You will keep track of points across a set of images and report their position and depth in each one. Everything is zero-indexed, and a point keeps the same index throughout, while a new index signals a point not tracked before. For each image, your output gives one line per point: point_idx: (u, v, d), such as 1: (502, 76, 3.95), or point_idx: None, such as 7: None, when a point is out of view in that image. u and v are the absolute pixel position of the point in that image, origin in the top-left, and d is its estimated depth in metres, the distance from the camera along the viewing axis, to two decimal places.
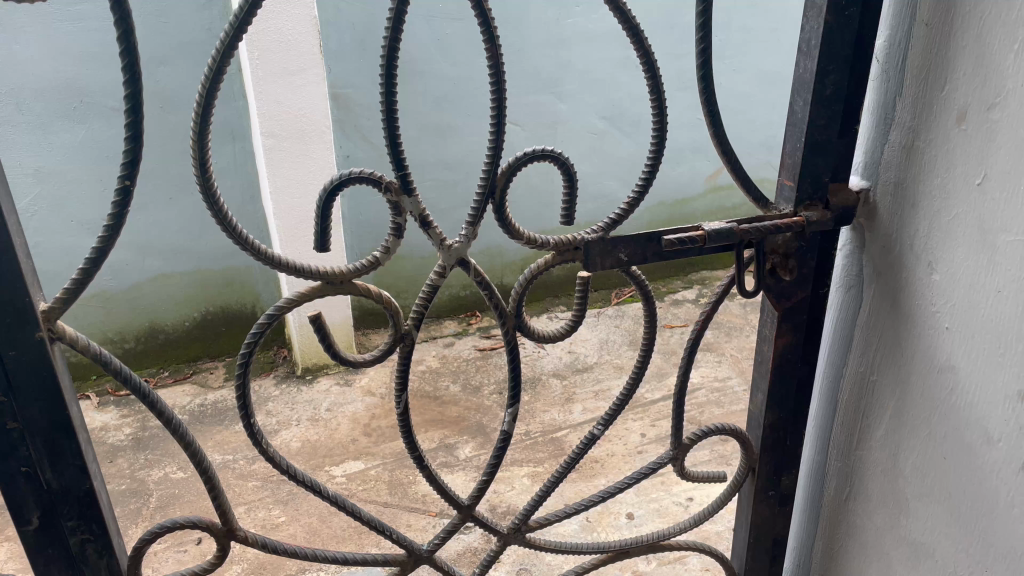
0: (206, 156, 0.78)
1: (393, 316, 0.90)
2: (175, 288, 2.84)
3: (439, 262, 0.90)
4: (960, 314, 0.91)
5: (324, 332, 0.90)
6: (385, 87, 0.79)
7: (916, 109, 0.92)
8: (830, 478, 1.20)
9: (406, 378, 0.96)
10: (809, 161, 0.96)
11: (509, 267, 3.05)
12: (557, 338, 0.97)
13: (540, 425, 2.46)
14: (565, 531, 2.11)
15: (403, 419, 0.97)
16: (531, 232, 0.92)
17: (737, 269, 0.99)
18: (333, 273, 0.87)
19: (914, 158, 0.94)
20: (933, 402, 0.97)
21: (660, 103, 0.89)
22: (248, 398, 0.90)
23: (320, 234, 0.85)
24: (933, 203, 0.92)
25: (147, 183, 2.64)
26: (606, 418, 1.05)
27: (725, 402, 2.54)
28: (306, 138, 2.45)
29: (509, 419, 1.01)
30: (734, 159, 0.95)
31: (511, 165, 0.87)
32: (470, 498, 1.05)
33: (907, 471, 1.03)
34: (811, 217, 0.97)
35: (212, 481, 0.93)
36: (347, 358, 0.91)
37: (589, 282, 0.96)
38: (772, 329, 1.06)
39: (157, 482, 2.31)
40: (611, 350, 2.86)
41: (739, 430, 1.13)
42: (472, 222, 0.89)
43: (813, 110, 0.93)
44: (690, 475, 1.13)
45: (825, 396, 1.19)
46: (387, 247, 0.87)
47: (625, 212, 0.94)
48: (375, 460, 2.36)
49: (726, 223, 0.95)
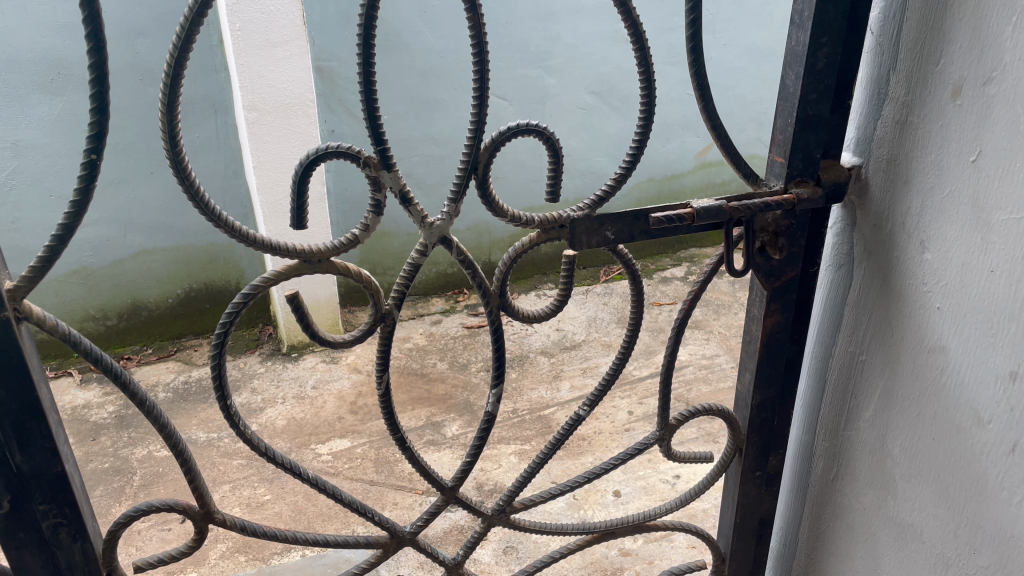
0: (176, 129, 0.75)
1: (373, 295, 0.88)
2: (157, 265, 2.79)
3: (421, 240, 0.87)
4: (953, 293, 0.89)
5: (302, 312, 0.87)
6: (362, 59, 0.76)
7: (909, 84, 0.90)
8: (817, 459, 1.19)
9: (387, 357, 0.93)
10: (801, 137, 0.93)
11: (497, 245, 3.02)
12: (545, 317, 0.95)
13: (527, 403, 2.45)
14: (551, 509, 2.11)
15: (384, 399, 0.94)
16: (515, 210, 0.89)
17: (726, 247, 0.96)
18: (310, 251, 0.84)
19: (908, 132, 0.91)
20: (923, 382, 0.96)
21: (648, 76, 0.86)
22: (223, 377, 0.88)
23: (297, 211, 0.81)
24: (927, 180, 0.90)
25: (126, 157, 2.59)
26: (592, 398, 1.03)
27: (712, 380, 2.54)
28: (289, 112, 2.40)
29: (494, 399, 0.99)
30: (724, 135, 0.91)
31: (495, 140, 0.84)
32: (454, 480, 1.03)
33: (895, 452, 1.02)
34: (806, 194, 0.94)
35: (187, 463, 0.91)
36: (325, 338, 0.89)
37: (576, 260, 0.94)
38: (762, 309, 1.03)
39: (141, 460, 2.29)
40: (600, 328, 2.83)
41: (729, 411, 1.11)
42: (454, 199, 0.86)
43: (806, 83, 0.90)
44: (676, 456, 1.12)
45: (813, 375, 1.17)
46: (366, 225, 0.84)
47: (612, 188, 0.91)
48: (361, 438, 2.35)
49: (716, 201, 0.93)
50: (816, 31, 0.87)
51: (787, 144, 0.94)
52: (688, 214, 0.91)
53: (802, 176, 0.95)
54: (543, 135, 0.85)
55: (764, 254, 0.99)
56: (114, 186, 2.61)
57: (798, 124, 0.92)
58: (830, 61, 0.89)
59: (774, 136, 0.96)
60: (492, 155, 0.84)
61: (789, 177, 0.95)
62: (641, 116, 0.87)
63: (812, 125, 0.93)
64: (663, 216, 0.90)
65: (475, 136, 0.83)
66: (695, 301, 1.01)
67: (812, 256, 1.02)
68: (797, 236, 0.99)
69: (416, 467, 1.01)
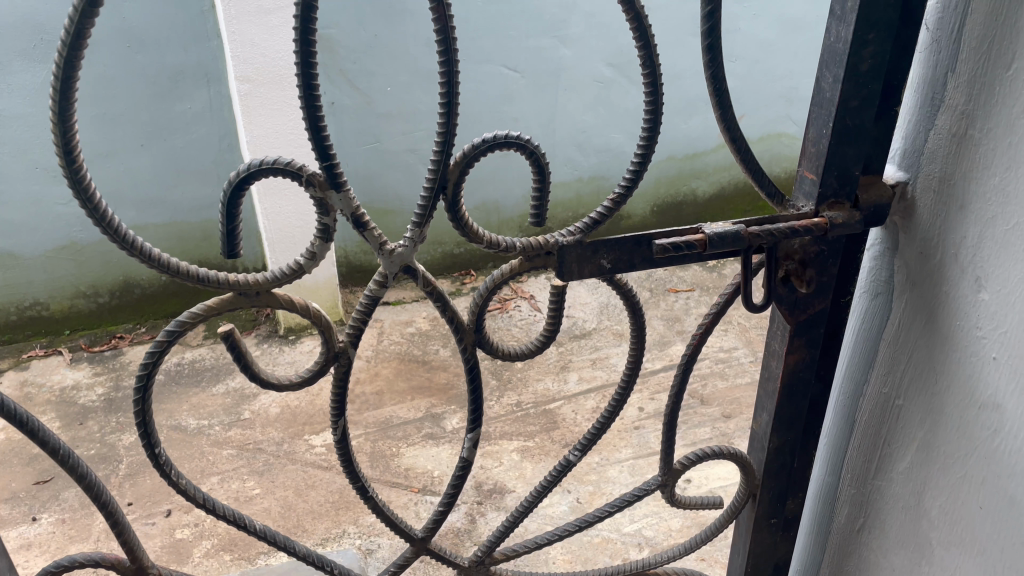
0: (73, 141, 0.61)
1: (323, 332, 0.75)
2: (148, 241, 2.67)
3: (380, 269, 0.74)
4: (1013, 344, 0.75)
5: (239, 352, 0.74)
6: (302, 61, 0.62)
7: (971, 90, 0.75)
8: (841, 505, 1.05)
9: (343, 402, 0.80)
10: (837, 150, 0.78)
11: (506, 224, 2.87)
12: (529, 355, 0.81)
13: (533, 396, 2.33)
14: (553, 512, 1.99)
15: (341, 447, 0.82)
16: (492, 235, 0.76)
17: (743, 278, 0.82)
18: (246, 283, 0.70)
19: (966, 147, 0.76)
20: (971, 440, 0.82)
21: (654, 78, 0.71)
22: (148, 423, 0.75)
23: (228, 237, 0.68)
24: (988, 207, 0.75)
25: (114, 128, 2.46)
26: (583, 443, 0.89)
27: (728, 375, 2.40)
28: (284, 84, 2.26)
29: (469, 444, 0.86)
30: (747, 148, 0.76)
31: (468, 154, 0.70)
32: (425, 530, 0.91)
33: (932, 514, 0.88)
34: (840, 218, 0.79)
35: (113, 515, 0.80)
36: (267, 380, 0.76)
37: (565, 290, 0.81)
38: (784, 345, 0.89)
39: (128, 448, 2.19)
40: (612, 315, 2.67)
41: (742, 454, 0.98)
42: (419, 223, 0.72)
43: (846, 87, 0.75)
44: (680, 501, 0.99)
45: (840, 413, 1.03)
46: (313, 253, 0.71)
47: (608, 210, 0.77)
48: (357, 430, 2.24)
49: (732, 224, 0.78)
50: (863, 24, 0.72)
51: (820, 157, 0.79)
52: (700, 242, 0.77)
53: (835, 197, 0.81)
54: (526, 149, 0.71)
55: (788, 284, 0.84)
56: (103, 158, 2.49)
57: (834, 136, 0.77)
58: (879, 60, 0.74)
59: (803, 146, 0.82)
60: (464, 171, 0.70)
61: (821, 197, 0.80)
62: (644, 127, 0.73)
63: (852, 137, 0.78)
64: (669, 244, 0.76)
65: (442, 149, 0.69)
66: (705, 336, 0.87)
67: (844, 286, 0.88)
68: (827, 265, 0.84)
69: (382, 519, 0.89)
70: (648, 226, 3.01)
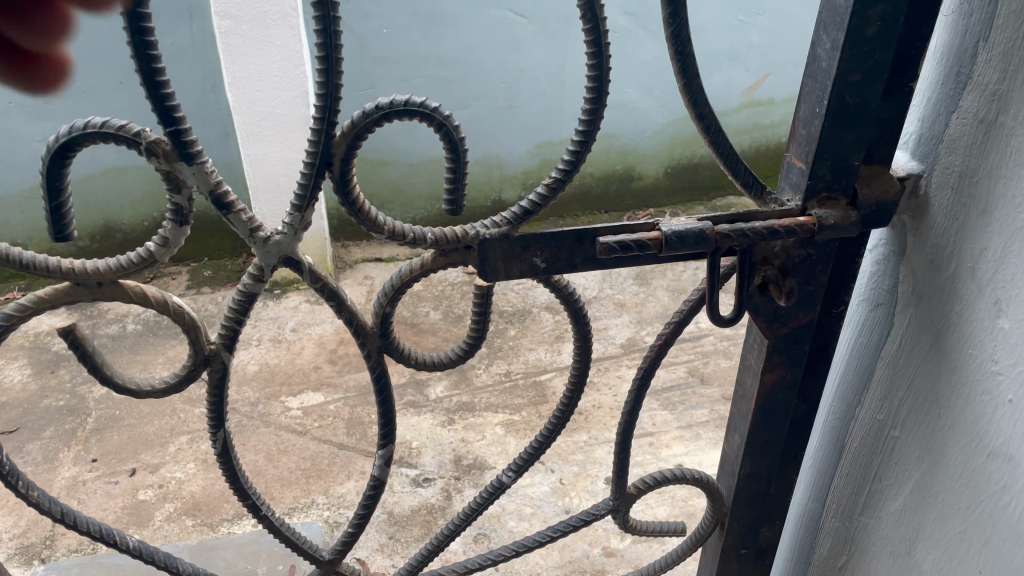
0: None
1: (188, 332, 0.62)
2: (127, 185, 2.56)
3: (254, 259, 0.60)
4: None
5: (86, 352, 0.61)
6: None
7: (1006, 66, 0.59)
8: (824, 536, 0.92)
9: (223, 412, 0.67)
10: (832, 134, 0.63)
11: (509, 181, 2.71)
12: (447, 364, 0.69)
13: (523, 366, 2.21)
14: (533, 493, 1.87)
15: (223, 463, 0.69)
16: (397, 223, 0.62)
17: (709, 285, 0.67)
18: (83, 270, 0.58)
19: (996, 136, 0.60)
20: (973, 494, 0.67)
21: (598, 36, 0.56)
22: None
23: (53, 217, 0.55)
24: (1018, 214, 0.59)
25: (92, 64, 2.33)
26: (519, 464, 0.77)
27: (733, 354, 2.26)
28: (267, 21, 2.02)
29: (380, 463, 0.74)
30: (718, 129, 0.61)
31: (358, 123, 0.55)
32: (332, 552, 0.79)
33: (923, 569, 0.75)
34: (832, 219, 0.64)
35: None
36: (120, 385, 0.63)
37: (491, 293, 0.67)
38: (760, 361, 0.75)
39: (98, 401, 2.11)
40: (615, 285, 2.52)
41: (709, 479, 0.84)
42: (301, 206, 0.58)
43: (846, 57, 0.59)
44: (633, 528, 0.86)
45: (829, 435, 0.89)
46: (163, 238, 0.57)
47: (542, 199, 0.63)
48: (337, 393, 2.14)
49: (697, 220, 0.63)
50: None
51: (811, 141, 0.64)
52: (655, 241, 0.62)
53: (828, 191, 0.66)
54: (432, 122, 0.56)
55: (765, 292, 0.70)
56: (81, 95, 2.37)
57: (830, 117, 0.62)
58: (890, 23, 0.58)
59: (793, 125, 0.67)
60: (354, 147, 0.56)
61: (810, 190, 0.65)
62: (587, 98, 0.59)
63: (851, 117, 0.62)
64: (615, 243, 0.62)
65: (323, 116, 0.55)
66: (665, 348, 0.74)
67: (836, 295, 0.73)
68: (815, 271, 0.70)
69: (282, 541, 0.77)
70: (661, 189, 2.83)
